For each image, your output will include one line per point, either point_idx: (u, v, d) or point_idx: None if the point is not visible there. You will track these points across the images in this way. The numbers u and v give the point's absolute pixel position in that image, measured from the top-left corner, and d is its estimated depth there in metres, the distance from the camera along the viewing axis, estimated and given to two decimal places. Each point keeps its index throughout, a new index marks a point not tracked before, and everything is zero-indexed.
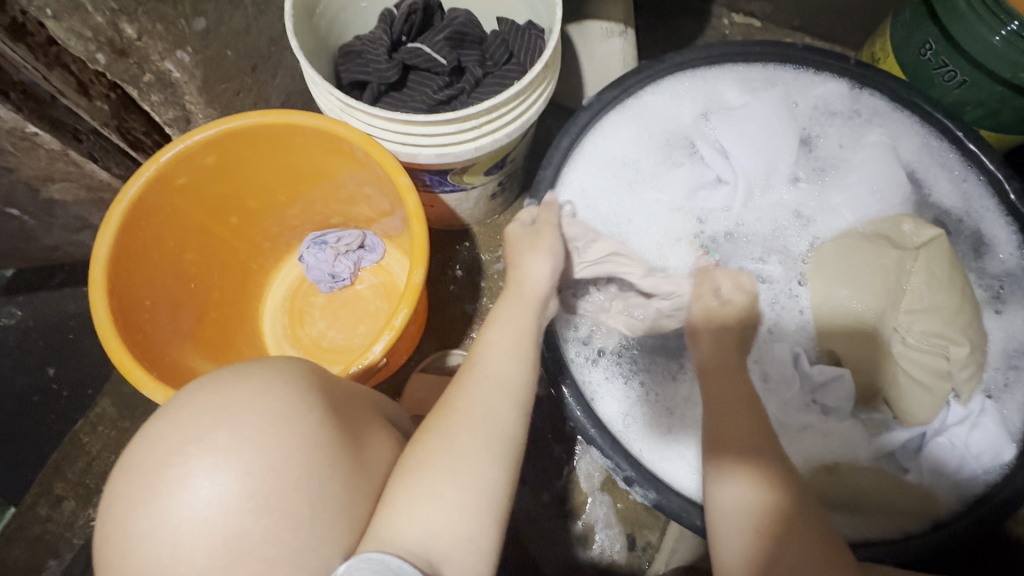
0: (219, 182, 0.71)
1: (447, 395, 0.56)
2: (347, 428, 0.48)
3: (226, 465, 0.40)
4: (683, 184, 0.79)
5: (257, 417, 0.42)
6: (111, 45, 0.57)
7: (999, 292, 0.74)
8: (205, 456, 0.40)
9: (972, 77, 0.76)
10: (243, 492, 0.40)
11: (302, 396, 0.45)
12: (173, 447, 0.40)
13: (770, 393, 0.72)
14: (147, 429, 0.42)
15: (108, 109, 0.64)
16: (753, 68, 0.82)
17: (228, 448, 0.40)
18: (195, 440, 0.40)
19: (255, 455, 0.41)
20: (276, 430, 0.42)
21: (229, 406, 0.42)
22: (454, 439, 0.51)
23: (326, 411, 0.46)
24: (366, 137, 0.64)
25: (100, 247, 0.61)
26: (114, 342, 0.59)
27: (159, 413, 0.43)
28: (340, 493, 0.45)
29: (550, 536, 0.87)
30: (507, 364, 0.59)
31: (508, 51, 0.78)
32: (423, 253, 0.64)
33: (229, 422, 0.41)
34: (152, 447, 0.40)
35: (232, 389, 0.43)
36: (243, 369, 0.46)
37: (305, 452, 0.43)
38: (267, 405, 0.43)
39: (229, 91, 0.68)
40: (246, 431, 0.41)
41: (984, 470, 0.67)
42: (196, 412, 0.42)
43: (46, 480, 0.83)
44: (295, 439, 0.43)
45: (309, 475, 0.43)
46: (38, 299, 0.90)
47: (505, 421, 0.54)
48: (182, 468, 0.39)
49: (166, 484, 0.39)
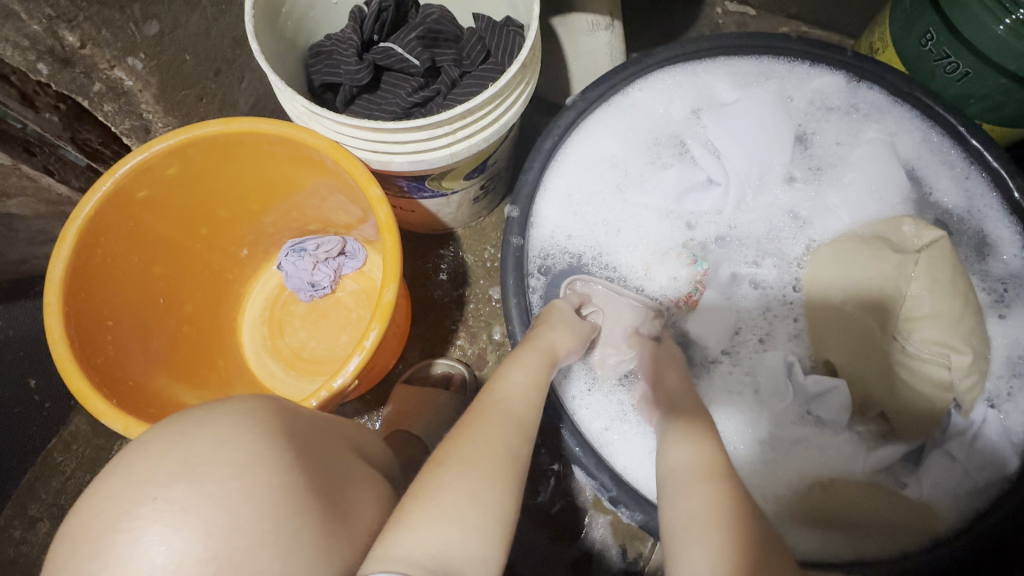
0: (184, 195, 0.68)
1: (466, 424, 0.54)
2: (321, 473, 0.46)
3: (184, 526, 0.37)
4: (672, 187, 0.76)
5: (220, 469, 0.39)
6: (53, 54, 0.52)
7: (1002, 295, 0.71)
8: (159, 518, 0.37)
9: (975, 68, 0.72)
10: (205, 555, 0.37)
11: (271, 443, 0.43)
12: (123, 509, 0.37)
13: (760, 403, 0.70)
14: (95, 488, 0.39)
15: (58, 121, 0.59)
16: (744, 61, 0.78)
17: (185, 507, 0.37)
18: (148, 500, 0.37)
19: (217, 512, 0.38)
20: (239, 483, 0.39)
21: (187, 458, 0.39)
22: (477, 463, 0.50)
23: (295, 455, 0.44)
24: (333, 145, 0.61)
25: (55, 268, 0.58)
26: (70, 367, 0.57)
27: (107, 471, 0.39)
28: (314, 546, 0.42)
29: (542, 554, 0.84)
30: (525, 399, 0.57)
31: (486, 49, 0.74)
32: (395, 267, 0.61)
33: (187, 477, 0.39)
34: (99, 510, 0.37)
35: (190, 439, 0.41)
36: (203, 416, 0.43)
37: (273, 503, 0.40)
38: (231, 454, 0.40)
39: (190, 97, 0.65)
40: (207, 486, 0.39)
41: (986, 483, 0.64)
42: (149, 466, 0.39)
43: (20, 501, 0.81)
44: (262, 489, 0.40)
45: (280, 528, 0.40)
46: (18, 310, 0.86)
47: (521, 452, 0.53)
48: (133, 533, 0.36)
49: (114, 551, 0.36)
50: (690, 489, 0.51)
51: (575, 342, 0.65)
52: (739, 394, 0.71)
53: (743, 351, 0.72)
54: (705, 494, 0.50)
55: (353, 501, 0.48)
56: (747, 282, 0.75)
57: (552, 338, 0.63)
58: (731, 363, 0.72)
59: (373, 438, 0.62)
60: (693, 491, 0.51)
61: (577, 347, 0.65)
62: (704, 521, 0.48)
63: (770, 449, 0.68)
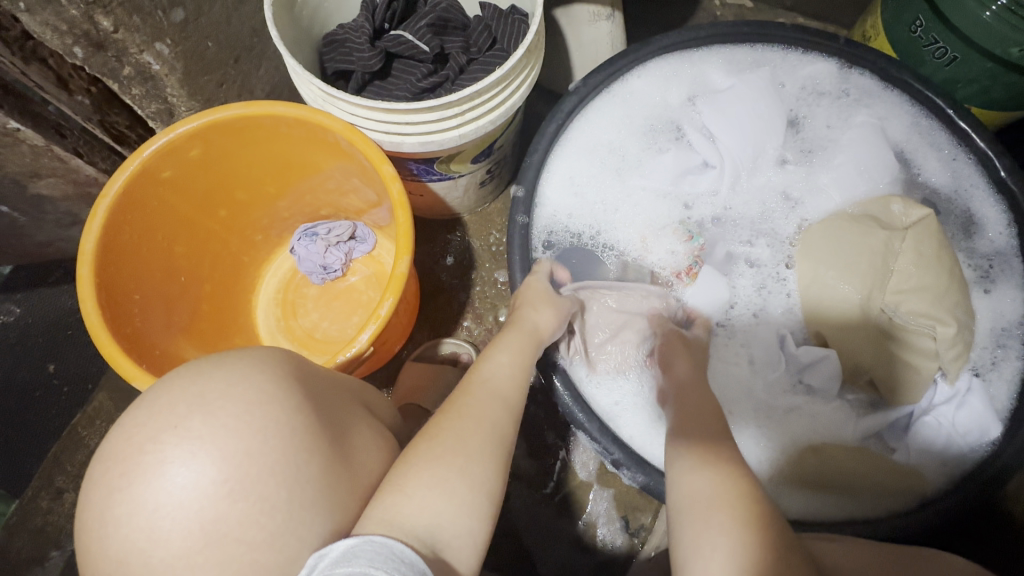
0: (205, 177, 0.72)
1: (456, 401, 0.57)
2: (327, 416, 0.49)
3: (201, 451, 0.41)
4: (670, 169, 0.79)
5: (232, 404, 0.43)
6: (89, 38, 0.55)
7: (987, 271, 0.74)
8: (179, 444, 0.41)
9: (963, 53, 0.75)
10: (219, 477, 0.41)
11: (279, 384, 0.46)
12: (149, 434, 0.41)
13: (756, 376, 0.73)
14: (124, 418, 0.43)
15: (90, 104, 0.62)
16: (740, 48, 0.81)
17: (201, 435, 0.41)
18: (170, 427, 0.41)
19: (230, 440, 0.42)
20: (251, 417, 0.43)
21: (204, 393, 0.43)
22: (468, 442, 0.53)
23: (303, 396, 0.47)
24: (348, 126, 0.64)
25: (87, 242, 0.61)
26: (103, 335, 0.60)
27: (135, 403, 0.43)
28: (319, 478, 0.45)
29: (547, 526, 0.88)
30: (512, 381, 0.61)
31: (492, 37, 0.77)
32: (408, 242, 0.64)
33: (204, 409, 0.42)
34: (128, 435, 0.41)
35: (209, 377, 0.44)
36: (221, 359, 0.46)
37: (281, 436, 0.44)
38: (242, 392, 0.44)
39: (211, 83, 0.68)
40: (221, 418, 0.42)
41: (970, 448, 0.67)
42: (171, 400, 0.43)
43: (46, 473, 0.84)
44: (270, 424, 0.43)
45: (286, 459, 0.43)
46: (38, 296, 0.91)
47: (509, 430, 0.57)
48: (157, 455, 0.40)
49: (141, 470, 0.40)
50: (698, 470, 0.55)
51: (558, 320, 0.68)
52: (735, 367, 0.74)
53: (737, 326, 0.76)
54: (712, 476, 0.54)
55: (363, 453, 0.52)
56: (742, 261, 0.78)
57: (538, 320, 0.67)
58: (728, 337, 0.75)
59: (386, 403, 0.65)
60: (699, 474, 0.54)
61: (560, 325, 0.69)
62: (709, 501, 0.51)
63: (765, 419, 0.71)
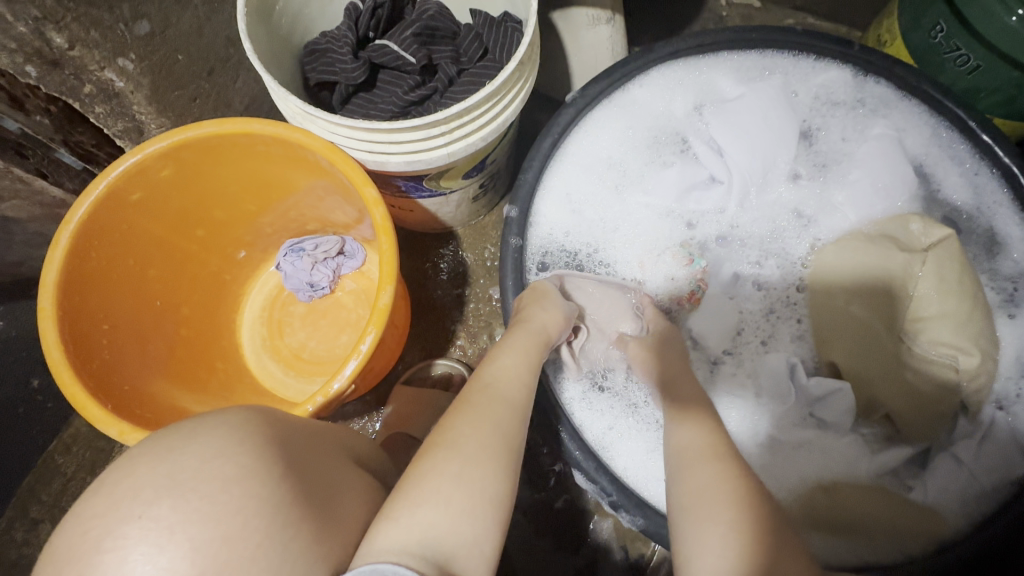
0: (180, 197, 0.68)
1: (454, 409, 0.54)
2: (311, 482, 0.45)
3: (169, 543, 0.36)
4: (674, 184, 0.75)
5: (206, 484, 0.38)
6: (42, 56, 0.50)
7: (1012, 295, 0.69)
8: (144, 537, 0.36)
9: (986, 61, 0.70)
10: (191, 572, 0.36)
11: (258, 455, 0.42)
12: (108, 528, 0.36)
13: (762, 405, 0.69)
14: (79, 506, 0.38)
15: (50, 124, 0.58)
16: (749, 55, 0.76)
17: (171, 524, 0.36)
18: (133, 518, 0.36)
19: (204, 528, 0.37)
20: (227, 497, 0.39)
21: (173, 473, 0.38)
22: (463, 448, 0.50)
23: (284, 466, 0.43)
24: (329, 146, 0.60)
25: (48, 273, 0.58)
26: (64, 369, 0.56)
27: (93, 488, 0.38)
28: (306, 557, 0.41)
29: (543, 556, 0.84)
30: (516, 382, 0.58)
31: (483, 46, 0.72)
32: (392, 270, 0.60)
33: (173, 492, 0.38)
34: (84, 529, 0.36)
35: (178, 452, 0.40)
36: (194, 429, 0.42)
37: (262, 514, 0.39)
38: (218, 468, 0.39)
39: (183, 98, 0.64)
40: (193, 501, 0.38)
41: (994, 487, 0.63)
42: (135, 483, 0.38)
43: (21, 504, 0.81)
44: (250, 502, 0.39)
45: (268, 540, 0.39)
46: (21, 308, 0.83)
47: (514, 434, 0.53)
48: (118, 553, 0.35)
49: (100, 571, 0.35)
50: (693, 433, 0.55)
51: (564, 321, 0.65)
52: (741, 396, 0.70)
53: (744, 353, 0.71)
54: (712, 469, 0.51)
55: (346, 504, 0.48)
56: (749, 282, 0.73)
57: (546, 318, 0.63)
58: (733, 365, 0.71)
59: (369, 442, 0.61)
60: (692, 440, 0.55)
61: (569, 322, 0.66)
62: (714, 496, 0.49)
63: (772, 453, 0.67)
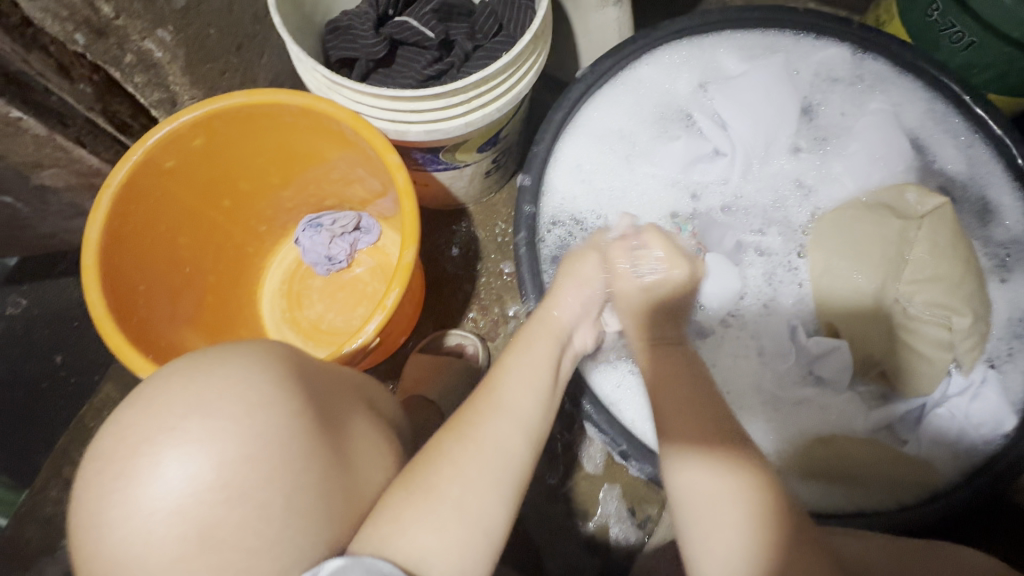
0: (208, 166, 0.71)
1: (461, 419, 0.55)
2: (327, 417, 0.48)
3: (199, 453, 0.40)
4: (679, 157, 0.78)
5: (232, 406, 0.42)
6: (89, 25, 0.55)
7: (1004, 261, 0.72)
8: (177, 446, 0.40)
9: (980, 37, 0.73)
10: (217, 482, 0.40)
11: (280, 385, 0.45)
12: (144, 435, 0.40)
13: (763, 367, 0.72)
14: (118, 416, 0.41)
15: (92, 93, 0.61)
16: (751, 34, 0.79)
17: (200, 438, 0.40)
18: (166, 429, 0.40)
19: (229, 445, 0.41)
20: (250, 420, 0.42)
21: (203, 393, 0.42)
22: (464, 471, 0.51)
23: (304, 399, 0.46)
24: (354, 115, 0.63)
25: (91, 233, 0.61)
26: (107, 325, 0.60)
27: (129, 401, 0.42)
28: (318, 483, 0.45)
29: (553, 518, 0.88)
30: (531, 396, 0.57)
31: (498, 23, 0.75)
32: (414, 232, 0.63)
33: (202, 410, 0.41)
34: (123, 435, 0.40)
35: (207, 376, 0.43)
36: (221, 355, 0.45)
37: (280, 443, 0.43)
38: (243, 393, 0.43)
39: (214, 71, 0.68)
40: (220, 420, 0.41)
41: (984, 440, 0.66)
42: (168, 399, 0.42)
43: (55, 464, 0.85)
44: (270, 428, 0.43)
45: (285, 465, 0.43)
46: (43, 288, 0.90)
47: (517, 454, 0.54)
48: (153, 457, 0.39)
49: (136, 472, 0.39)
50: (712, 476, 0.52)
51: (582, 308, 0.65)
52: (743, 359, 0.73)
53: (744, 318, 0.75)
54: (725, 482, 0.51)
55: (360, 442, 0.51)
56: (752, 250, 0.77)
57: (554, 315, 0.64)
58: (739, 326, 0.74)
59: (387, 396, 0.64)
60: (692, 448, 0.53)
61: (588, 306, 0.65)
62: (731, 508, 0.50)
63: (773, 411, 0.71)
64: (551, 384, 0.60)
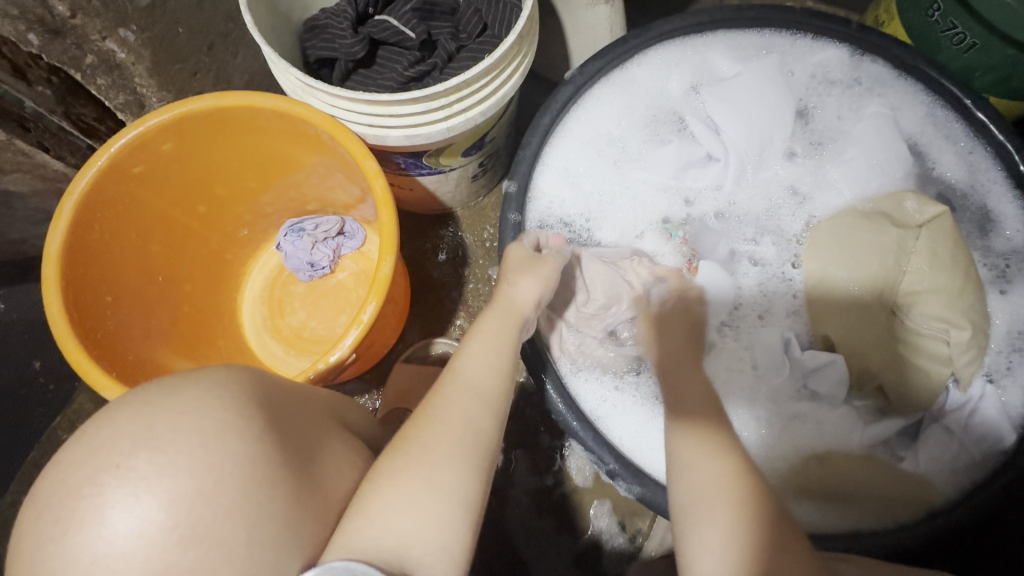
0: (178, 172, 0.68)
1: (426, 403, 0.54)
2: (291, 445, 0.45)
3: (147, 492, 0.37)
4: (671, 163, 0.75)
5: (184, 437, 0.39)
6: (43, 24, 0.52)
7: (1004, 271, 0.70)
8: (123, 486, 0.36)
9: (982, 39, 0.70)
10: (167, 523, 0.37)
11: (238, 413, 0.42)
12: (88, 475, 0.37)
13: (756, 379, 0.70)
14: (61, 455, 0.38)
15: (52, 95, 0.59)
16: (746, 34, 0.77)
17: (148, 475, 0.37)
18: (111, 467, 0.37)
19: (181, 480, 0.38)
20: (204, 452, 0.39)
21: (152, 426, 0.39)
22: (432, 451, 0.50)
23: (264, 425, 0.43)
24: (329, 119, 0.60)
25: (51, 244, 0.58)
26: (69, 342, 0.57)
27: (74, 438, 0.39)
28: (283, 515, 0.42)
29: (541, 532, 0.86)
30: (491, 372, 0.56)
31: (483, 22, 0.72)
32: (392, 241, 0.61)
33: (151, 444, 0.38)
34: (65, 476, 0.37)
35: (159, 406, 0.40)
36: (176, 384, 0.42)
37: (238, 474, 0.40)
38: (197, 423, 0.40)
39: (184, 72, 0.64)
40: (171, 454, 0.38)
41: (983, 457, 0.64)
42: (115, 434, 0.38)
43: (28, 478, 0.82)
44: (227, 458, 0.40)
45: (246, 497, 0.40)
46: (20, 292, 0.86)
47: (486, 430, 0.53)
48: (96, 499, 0.36)
49: (78, 517, 0.36)
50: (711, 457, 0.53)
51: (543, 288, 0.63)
52: (736, 371, 0.71)
53: (737, 328, 0.72)
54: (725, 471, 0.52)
55: (328, 467, 0.49)
56: (747, 259, 0.74)
57: (515, 293, 0.62)
58: (732, 339, 0.72)
59: (359, 410, 0.62)
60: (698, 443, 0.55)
61: (547, 293, 0.64)
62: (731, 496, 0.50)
63: (767, 427, 0.68)
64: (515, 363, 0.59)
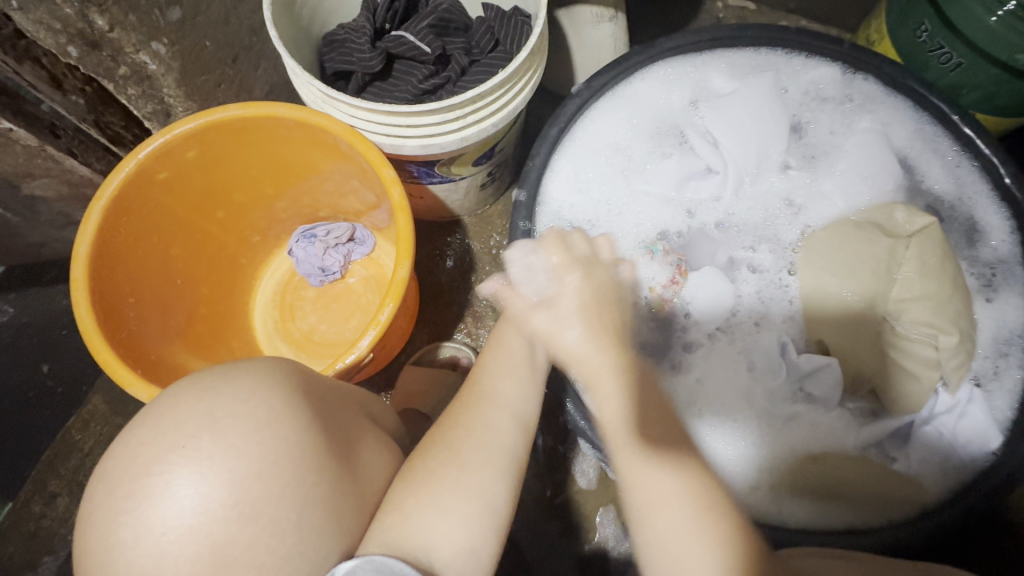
0: (205, 177, 0.71)
1: (450, 412, 0.57)
2: (335, 435, 0.47)
3: (210, 472, 0.39)
4: (673, 174, 0.78)
5: (241, 423, 0.41)
6: (83, 38, 0.54)
7: (990, 280, 0.73)
8: (188, 465, 0.39)
9: (968, 59, 0.74)
10: (228, 500, 0.39)
11: (288, 403, 0.44)
12: (155, 454, 0.39)
13: (753, 381, 0.73)
14: (127, 434, 0.41)
15: (84, 104, 0.63)
16: (742, 53, 0.80)
17: (211, 456, 0.39)
18: (177, 447, 0.39)
19: (240, 462, 0.40)
20: (260, 437, 0.41)
21: (212, 411, 0.41)
22: (461, 454, 0.52)
23: (311, 415, 0.46)
24: (349, 129, 0.63)
25: (80, 246, 0.61)
26: (97, 339, 0.59)
27: (135, 421, 0.41)
28: (327, 498, 0.44)
29: (545, 533, 0.87)
30: (513, 383, 0.59)
31: (494, 38, 0.76)
32: (409, 246, 0.63)
33: (213, 428, 0.40)
34: (133, 454, 0.39)
35: (215, 393, 0.42)
36: (227, 371, 0.45)
37: (290, 458, 0.42)
38: (252, 410, 0.42)
39: (209, 82, 0.67)
40: (231, 438, 0.40)
41: (971, 458, 0.66)
42: (177, 417, 0.41)
43: (38, 477, 0.83)
44: (279, 444, 0.42)
45: (297, 479, 0.42)
46: (32, 295, 0.88)
47: (508, 438, 0.55)
48: (164, 476, 0.38)
49: (147, 492, 0.38)
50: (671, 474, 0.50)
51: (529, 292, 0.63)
52: (735, 373, 0.73)
53: (735, 333, 0.75)
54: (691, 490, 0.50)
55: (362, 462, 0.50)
56: (744, 266, 0.77)
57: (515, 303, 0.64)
58: (728, 341, 0.75)
59: (387, 410, 0.64)
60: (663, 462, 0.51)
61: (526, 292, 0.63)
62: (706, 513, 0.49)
63: (766, 427, 0.71)
64: (536, 373, 0.61)
